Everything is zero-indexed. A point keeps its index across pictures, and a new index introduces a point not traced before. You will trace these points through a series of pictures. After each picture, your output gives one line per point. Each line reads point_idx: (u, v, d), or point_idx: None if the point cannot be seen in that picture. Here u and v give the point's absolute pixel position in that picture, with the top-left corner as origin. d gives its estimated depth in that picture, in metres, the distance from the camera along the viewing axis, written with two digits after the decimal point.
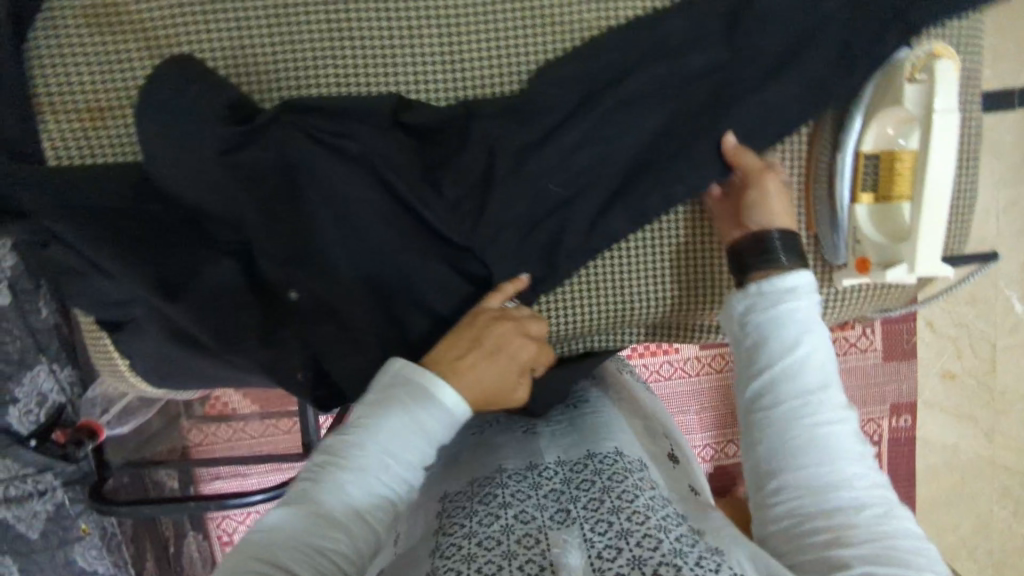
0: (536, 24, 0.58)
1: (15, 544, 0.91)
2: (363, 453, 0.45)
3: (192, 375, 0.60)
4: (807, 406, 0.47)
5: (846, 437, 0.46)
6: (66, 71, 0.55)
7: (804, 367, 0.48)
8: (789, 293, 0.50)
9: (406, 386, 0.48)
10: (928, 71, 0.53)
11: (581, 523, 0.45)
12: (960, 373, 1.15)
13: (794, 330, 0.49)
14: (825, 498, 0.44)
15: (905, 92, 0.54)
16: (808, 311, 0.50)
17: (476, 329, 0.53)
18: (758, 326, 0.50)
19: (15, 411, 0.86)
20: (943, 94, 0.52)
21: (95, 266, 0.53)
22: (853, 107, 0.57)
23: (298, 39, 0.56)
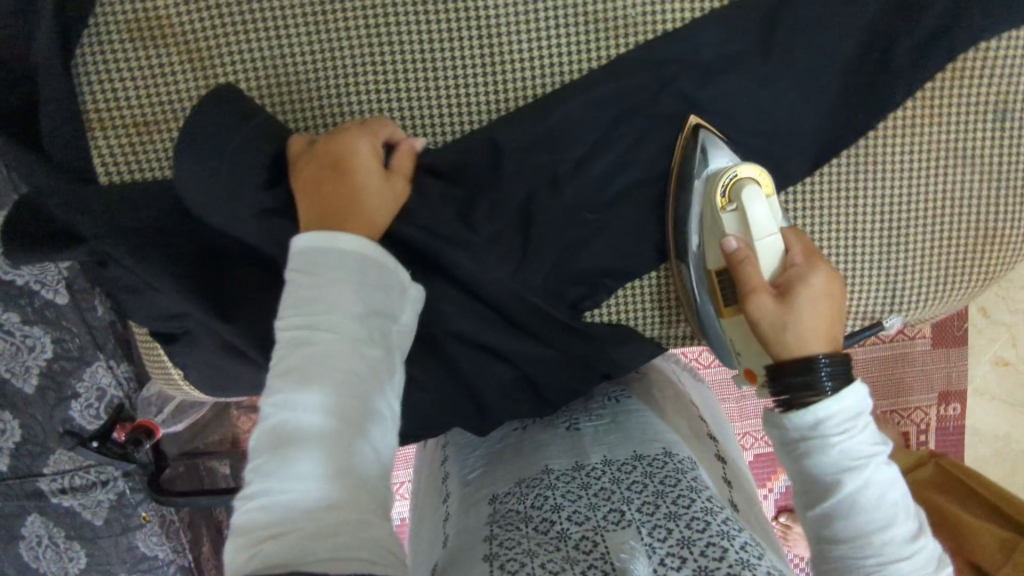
0: (587, 20, 0.58)
1: (83, 530, 1.00)
2: (315, 363, 0.43)
3: (244, 384, 0.62)
4: (860, 508, 0.46)
5: (890, 506, 0.47)
6: (112, 85, 0.55)
7: (869, 507, 0.46)
8: (851, 418, 0.47)
9: (327, 269, 0.45)
10: (738, 203, 0.55)
11: (637, 526, 0.45)
12: (1015, 360, 1.17)
13: (866, 467, 0.47)
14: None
15: (724, 222, 0.56)
16: (868, 440, 0.48)
17: (313, 164, 0.51)
18: (818, 462, 0.47)
19: (75, 405, 0.95)
20: (766, 222, 0.54)
21: (150, 281, 0.55)
22: (689, 199, 0.59)
23: (344, 60, 0.57)
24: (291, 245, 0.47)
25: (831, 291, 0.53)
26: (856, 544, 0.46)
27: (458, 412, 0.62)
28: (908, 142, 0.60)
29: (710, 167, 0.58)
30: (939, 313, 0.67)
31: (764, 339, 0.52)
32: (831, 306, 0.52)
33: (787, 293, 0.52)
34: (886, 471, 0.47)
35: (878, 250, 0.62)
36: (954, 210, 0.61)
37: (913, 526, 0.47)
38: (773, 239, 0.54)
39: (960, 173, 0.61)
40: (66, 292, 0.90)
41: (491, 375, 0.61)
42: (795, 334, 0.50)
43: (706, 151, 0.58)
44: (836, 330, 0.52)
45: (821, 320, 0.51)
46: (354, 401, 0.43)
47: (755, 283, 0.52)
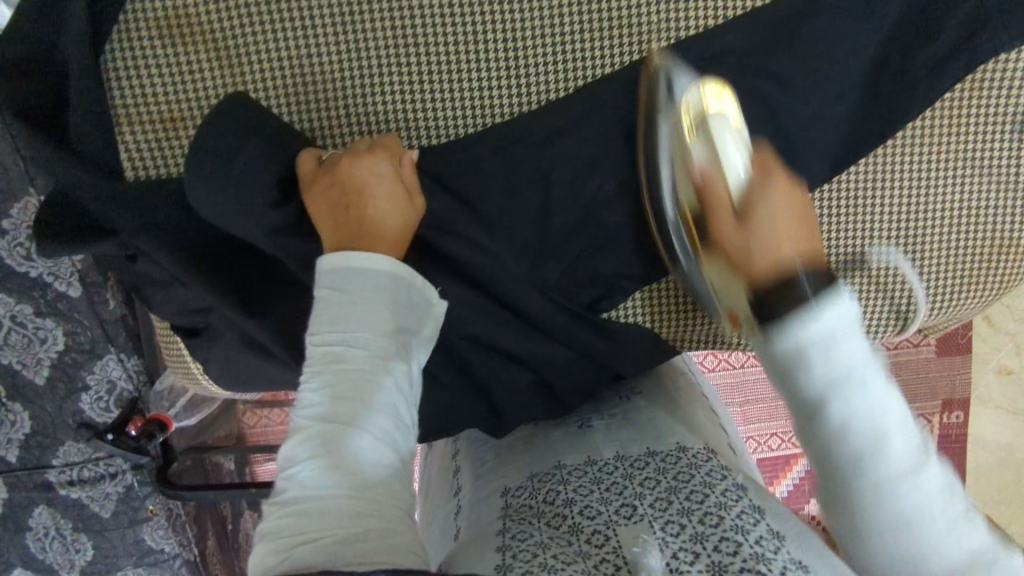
0: (611, 27, 0.58)
1: (90, 522, 1.00)
2: (351, 376, 0.45)
3: (263, 379, 0.62)
4: (850, 425, 0.44)
5: (891, 417, 0.44)
6: (141, 82, 0.55)
7: (859, 432, 0.43)
8: (830, 330, 0.44)
9: (352, 286, 0.48)
10: (705, 127, 0.55)
11: (649, 520, 0.44)
12: (1018, 369, 1.18)
13: (850, 379, 0.43)
14: (869, 477, 0.44)
15: (697, 151, 0.56)
16: (852, 355, 0.44)
17: (335, 186, 0.52)
18: (800, 383, 0.45)
19: (85, 397, 0.95)
20: (730, 142, 0.55)
21: (175, 276, 0.55)
22: (655, 113, 0.57)
23: (371, 62, 0.57)
24: (318, 261, 0.49)
25: (789, 203, 0.54)
26: (849, 441, 0.44)
27: (475, 413, 0.62)
28: (931, 151, 0.60)
29: (668, 94, 0.57)
30: (951, 320, 0.69)
31: (745, 273, 0.52)
32: (799, 237, 0.53)
33: (755, 220, 0.53)
34: (876, 386, 0.44)
35: (899, 256, 0.63)
36: (972, 220, 0.62)
37: (916, 446, 0.44)
38: (738, 157, 0.54)
39: (979, 183, 0.62)
40: (78, 285, 0.90)
41: (508, 377, 0.62)
42: (762, 249, 0.51)
43: (671, 81, 0.57)
44: (808, 255, 0.53)
45: (792, 238, 0.52)
46: (361, 402, 0.44)
47: (718, 220, 0.55)
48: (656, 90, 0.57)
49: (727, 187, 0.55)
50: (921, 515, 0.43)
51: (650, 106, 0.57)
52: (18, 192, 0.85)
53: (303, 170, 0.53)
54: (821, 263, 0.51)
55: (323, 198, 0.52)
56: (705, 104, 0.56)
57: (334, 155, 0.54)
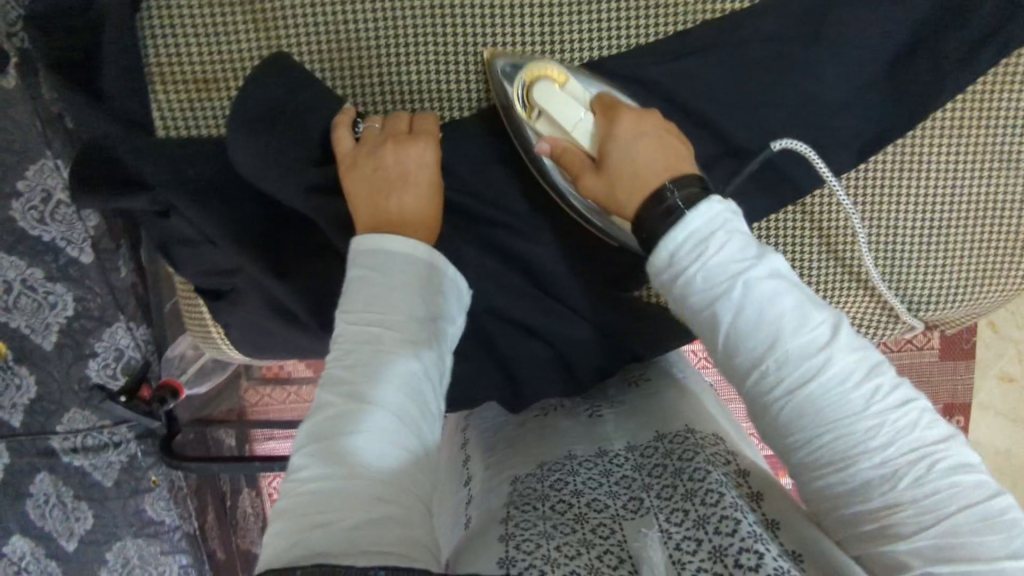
0: (650, 5, 0.58)
1: (91, 490, 1.00)
2: (377, 359, 0.45)
3: (284, 345, 0.63)
4: (745, 316, 0.44)
5: (790, 308, 0.43)
6: (175, 39, 0.55)
7: (750, 325, 0.44)
8: (703, 230, 0.45)
9: (387, 269, 0.48)
10: (538, 107, 0.54)
11: (654, 512, 0.45)
12: (1020, 376, 1.19)
13: (732, 279, 0.44)
14: (798, 378, 0.42)
15: (541, 127, 0.55)
16: (731, 251, 0.45)
17: (376, 166, 0.51)
18: (687, 300, 0.45)
19: (93, 363, 0.94)
20: (568, 101, 0.53)
21: (204, 235, 0.56)
22: (508, 115, 0.56)
23: (407, 28, 0.57)
24: (352, 242, 0.49)
25: (642, 129, 0.51)
26: (747, 336, 0.44)
27: (492, 385, 0.62)
28: (954, 141, 0.61)
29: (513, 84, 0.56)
30: (975, 310, 0.68)
31: (616, 206, 0.50)
32: (658, 137, 0.50)
33: (609, 162, 0.50)
34: (761, 278, 0.44)
35: (922, 248, 0.63)
36: (994, 210, 0.63)
37: (822, 333, 0.43)
38: (582, 119, 0.53)
39: (1005, 176, 0.62)
40: (90, 251, 0.89)
41: (528, 352, 0.62)
42: (622, 171, 0.49)
43: (508, 71, 0.56)
44: (667, 152, 0.50)
45: (644, 146, 0.50)
46: (381, 381, 0.44)
47: (576, 167, 0.52)
48: (503, 97, 0.56)
49: (579, 144, 0.53)
50: (840, 409, 0.41)
51: (506, 114, 0.57)
52: (34, 153, 0.83)
53: (342, 146, 0.53)
54: (683, 166, 0.49)
55: (360, 175, 0.51)
56: (543, 81, 0.54)
57: (369, 132, 0.54)
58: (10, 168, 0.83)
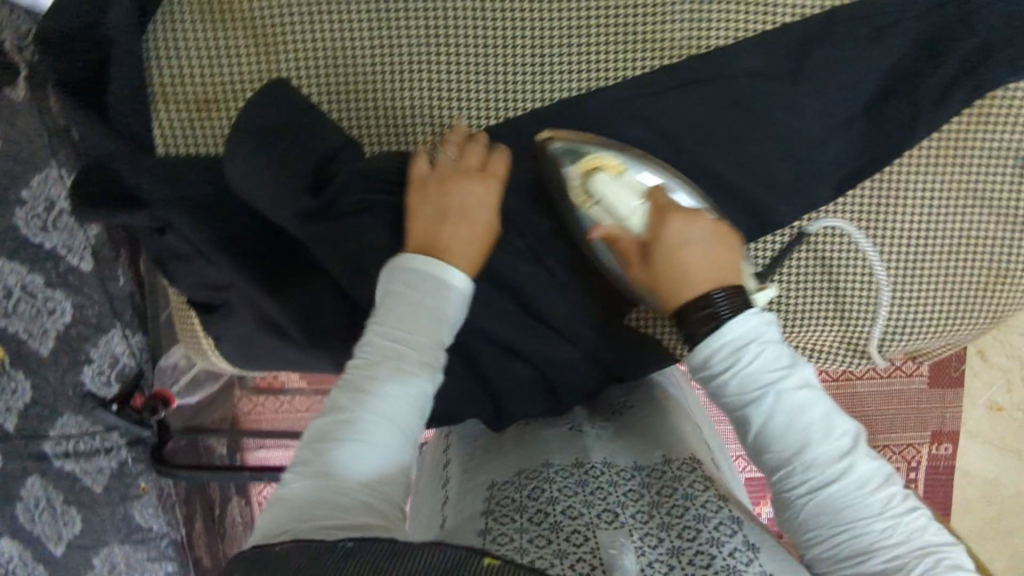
0: (639, 41, 0.60)
1: (79, 496, 1.01)
2: (384, 373, 0.46)
3: (271, 359, 0.64)
4: (781, 425, 0.49)
5: (817, 416, 0.49)
6: (180, 62, 0.57)
7: (782, 433, 0.49)
8: (744, 339, 0.51)
9: (420, 287, 0.49)
10: (595, 192, 0.57)
11: (629, 527, 0.47)
12: (1008, 406, 1.20)
13: (767, 390, 0.49)
14: (825, 488, 0.47)
15: (590, 213, 0.57)
16: (768, 361, 0.50)
17: (443, 197, 0.54)
18: (725, 402, 0.51)
19: (88, 368, 0.96)
20: (624, 189, 0.57)
21: (197, 251, 0.58)
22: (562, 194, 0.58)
23: (402, 55, 0.59)
24: (390, 263, 0.51)
25: (705, 229, 0.55)
26: (778, 440, 0.49)
27: (474, 403, 0.63)
28: (924, 176, 0.63)
29: (558, 176, 0.58)
30: (948, 343, 0.70)
31: (665, 291, 0.55)
32: (722, 245, 0.55)
33: (655, 257, 0.55)
34: (793, 390, 0.49)
35: (892, 279, 0.64)
36: (967, 250, 0.64)
37: (845, 440, 0.49)
38: (637, 208, 0.57)
39: (973, 212, 0.64)
40: (90, 259, 0.92)
41: (510, 372, 0.63)
42: (671, 269, 0.55)
43: (567, 151, 0.58)
44: (731, 258, 0.55)
45: (705, 253, 0.55)
46: (384, 396, 0.46)
47: (624, 253, 0.57)
48: (563, 168, 0.58)
49: (630, 231, 0.57)
50: (853, 507, 0.47)
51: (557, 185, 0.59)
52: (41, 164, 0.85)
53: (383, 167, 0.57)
54: (734, 275, 0.54)
55: (421, 201, 0.54)
56: (597, 170, 0.57)
57: (445, 159, 0.56)
58: (17, 176, 0.87)
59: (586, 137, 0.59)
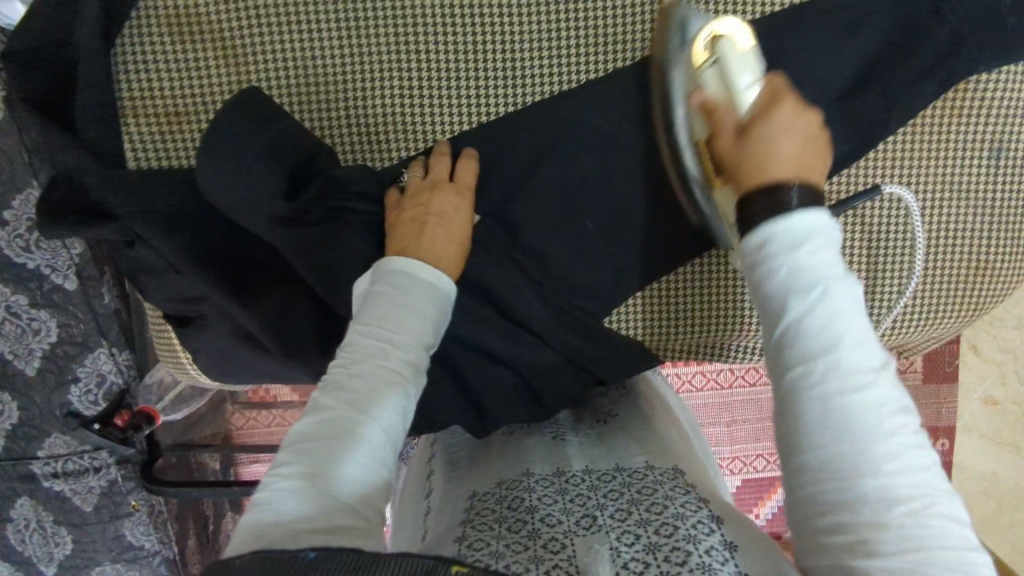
0: (605, 43, 0.60)
1: (71, 515, 1.01)
2: (383, 377, 0.45)
3: (249, 372, 0.65)
4: (819, 324, 0.42)
5: (860, 329, 0.42)
6: (148, 77, 0.57)
7: (814, 330, 0.42)
8: (805, 232, 0.45)
9: (403, 288, 0.49)
10: (711, 59, 0.54)
11: (607, 530, 0.45)
12: (1003, 400, 1.18)
13: (816, 284, 0.43)
14: (843, 400, 0.40)
15: (704, 75, 0.54)
16: (824, 260, 0.44)
17: (420, 208, 0.54)
18: (767, 289, 0.45)
19: (74, 389, 0.96)
20: (741, 68, 0.53)
21: (169, 265, 0.58)
22: (673, 66, 0.56)
23: (371, 63, 0.59)
24: (377, 266, 0.51)
25: (800, 122, 0.50)
26: (809, 339, 0.42)
27: (455, 410, 0.63)
28: (901, 171, 0.63)
29: (677, 38, 0.56)
30: (930, 338, 0.71)
31: (738, 173, 0.50)
32: (812, 142, 0.50)
33: (750, 141, 0.50)
34: (844, 295, 0.43)
35: (875, 276, 0.64)
36: (943, 243, 0.64)
37: (877, 363, 0.42)
38: (750, 87, 0.52)
39: (952, 206, 0.64)
40: (74, 278, 0.91)
41: (491, 377, 0.63)
42: (755, 150, 0.49)
43: (685, 21, 0.56)
44: (815, 163, 0.50)
45: (798, 148, 0.49)
46: (382, 403, 0.44)
47: (716, 125, 0.53)
48: (679, 35, 0.56)
49: (732, 107, 0.52)
50: (860, 427, 0.40)
51: (663, 63, 0.57)
52: (21, 184, 0.85)
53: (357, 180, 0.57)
54: (817, 177, 0.49)
55: (400, 214, 0.55)
56: (721, 38, 0.55)
57: (415, 180, 0.57)
58: None
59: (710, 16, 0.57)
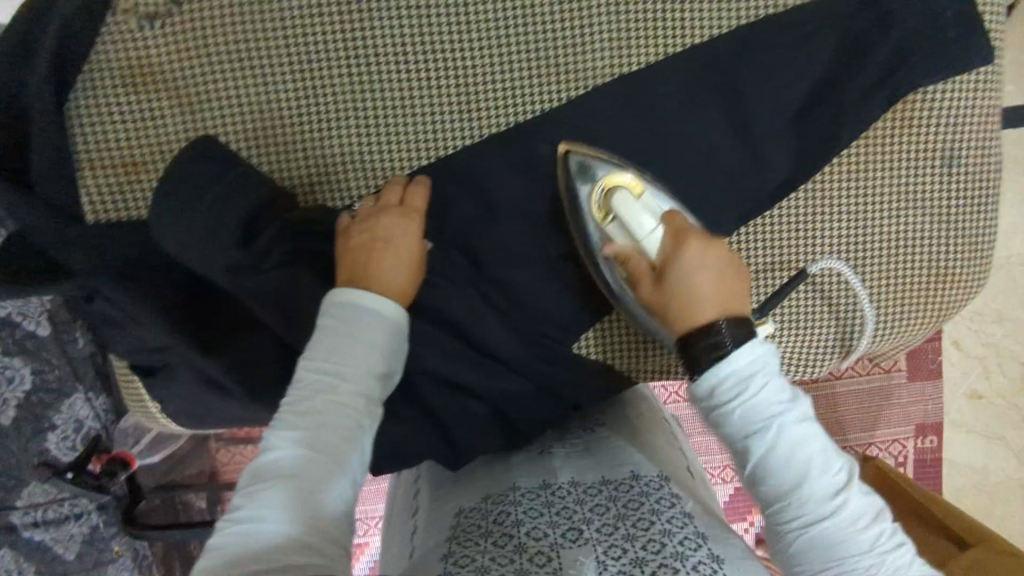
0: (560, 72, 0.61)
1: (53, 565, 0.97)
2: (338, 409, 0.46)
3: (219, 416, 0.64)
4: (784, 460, 0.47)
5: (818, 452, 0.48)
6: (103, 129, 0.57)
7: (782, 470, 0.47)
8: (748, 372, 0.49)
9: (351, 319, 0.49)
10: (614, 213, 0.57)
11: (593, 544, 0.44)
12: (988, 393, 1.17)
13: (769, 422, 0.48)
14: (819, 527, 0.46)
15: (610, 231, 0.58)
16: (770, 395, 0.49)
17: (367, 235, 0.54)
18: (725, 431, 0.50)
19: (52, 437, 0.94)
20: (639, 211, 0.56)
21: (128, 315, 0.58)
22: (585, 223, 0.59)
23: (326, 104, 0.59)
24: (327, 298, 0.51)
25: (710, 259, 0.54)
26: (780, 478, 0.47)
27: (429, 444, 0.62)
28: (857, 182, 0.63)
29: (573, 200, 0.59)
30: (901, 347, 0.71)
31: (667, 322, 0.54)
32: (718, 263, 0.54)
33: (670, 283, 0.54)
34: (796, 421, 0.48)
35: (839, 285, 0.65)
36: (906, 251, 0.65)
37: (843, 478, 0.48)
38: (654, 229, 0.56)
39: (910, 213, 0.64)
40: (48, 325, 0.90)
41: (464, 410, 0.62)
42: (677, 295, 0.53)
43: (584, 168, 0.59)
44: (735, 293, 0.54)
45: (715, 283, 0.53)
46: (340, 435, 0.45)
47: (637, 278, 0.56)
48: (575, 200, 0.59)
49: (647, 258, 0.56)
50: (844, 545, 0.45)
51: (574, 209, 0.59)
52: None
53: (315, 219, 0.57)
54: (739, 305, 0.53)
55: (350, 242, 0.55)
56: (618, 189, 0.57)
57: (364, 209, 0.57)
58: None
59: (606, 155, 0.60)
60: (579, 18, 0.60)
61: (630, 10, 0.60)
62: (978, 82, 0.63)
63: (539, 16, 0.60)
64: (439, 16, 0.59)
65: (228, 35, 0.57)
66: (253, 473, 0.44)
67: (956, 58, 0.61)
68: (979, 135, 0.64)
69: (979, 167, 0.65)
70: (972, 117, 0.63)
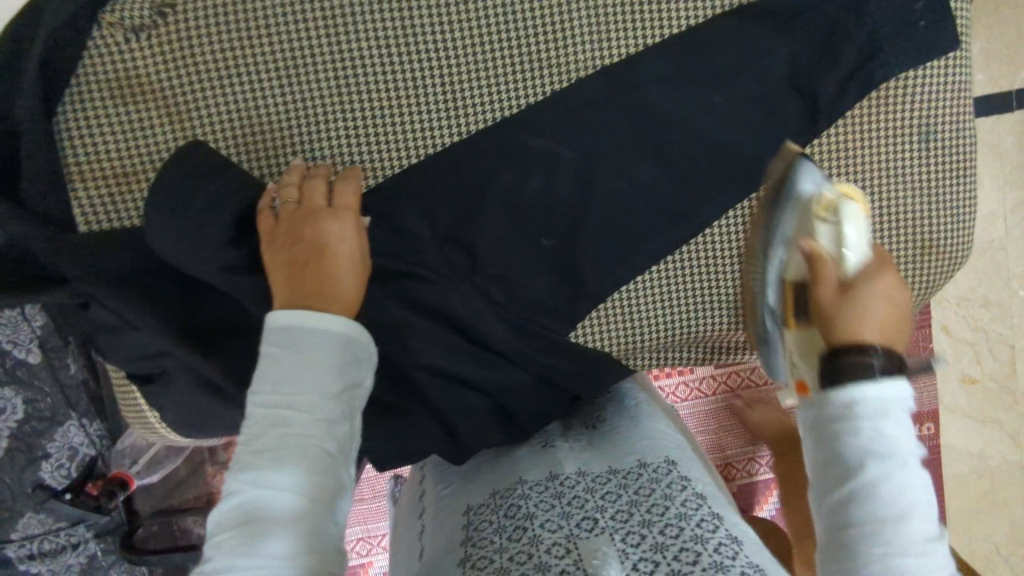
0: (540, 66, 0.62)
1: None
2: (317, 448, 0.46)
3: (220, 422, 0.65)
4: (893, 498, 0.45)
5: (920, 497, 0.45)
6: (92, 140, 0.58)
7: (887, 501, 0.45)
8: (884, 402, 0.48)
9: (298, 346, 0.48)
10: (835, 213, 0.55)
11: (610, 532, 0.44)
12: (982, 377, 1.18)
13: (891, 455, 0.46)
14: (902, 558, 0.43)
15: (818, 231, 0.56)
16: (900, 433, 0.47)
17: (298, 246, 0.53)
18: (845, 443, 0.47)
19: (46, 466, 0.92)
20: (857, 232, 0.55)
21: (126, 323, 0.59)
22: (778, 214, 0.60)
23: (314, 108, 0.60)
24: (265, 324, 0.49)
25: (891, 301, 0.54)
26: (880, 510, 0.45)
27: (431, 439, 0.62)
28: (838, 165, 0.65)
29: (787, 194, 0.59)
30: None
31: (829, 313, 0.53)
32: (896, 302, 0.54)
33: (848, 305, 0.53)
34: (912, 470, 0.46)
35: None
36: (888, 225, 0.66)
37: (933, 531, 0.45)
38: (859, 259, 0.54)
39: (893, 192, 0.66)
40: (38, 352, 0.89)
41: (464, 403, 0.62)
42: (853, 317, 0.52)
43: (801, 177, 0.59)
44: (897, 338, 0.54)
45: (887, 326, 0.53)
46: (324, 474, 0.45)
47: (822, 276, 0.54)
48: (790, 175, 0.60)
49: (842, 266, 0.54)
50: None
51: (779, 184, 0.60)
52: None
53: None
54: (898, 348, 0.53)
55: (281, 249, 0.53)
56: (852, 200, 0.56)
57: (287, 209, 0.54)
58: None
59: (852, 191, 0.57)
60: (557, 14, 0.61)
61: (606, 5, 0.62)
62: (950, 62, 0.64)
63: (519, 15, 0.61)
64: (421, 19, 0.60)
65: (213, 46, 0.58)
66: (242, 520, 0.43)
67: (922, 38, 0.63)
68: (953, 113, 0.66)
69: (957, 145, 0.66)
70: (946, 97, 0.65)
